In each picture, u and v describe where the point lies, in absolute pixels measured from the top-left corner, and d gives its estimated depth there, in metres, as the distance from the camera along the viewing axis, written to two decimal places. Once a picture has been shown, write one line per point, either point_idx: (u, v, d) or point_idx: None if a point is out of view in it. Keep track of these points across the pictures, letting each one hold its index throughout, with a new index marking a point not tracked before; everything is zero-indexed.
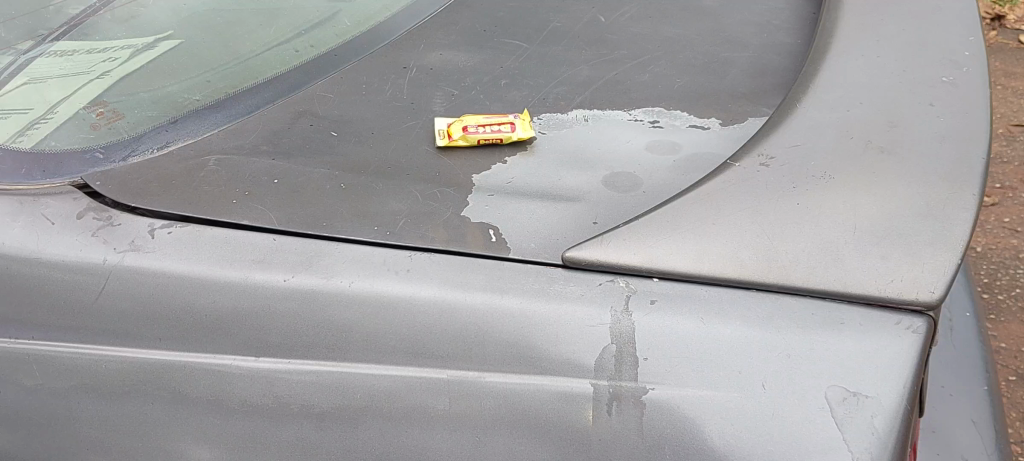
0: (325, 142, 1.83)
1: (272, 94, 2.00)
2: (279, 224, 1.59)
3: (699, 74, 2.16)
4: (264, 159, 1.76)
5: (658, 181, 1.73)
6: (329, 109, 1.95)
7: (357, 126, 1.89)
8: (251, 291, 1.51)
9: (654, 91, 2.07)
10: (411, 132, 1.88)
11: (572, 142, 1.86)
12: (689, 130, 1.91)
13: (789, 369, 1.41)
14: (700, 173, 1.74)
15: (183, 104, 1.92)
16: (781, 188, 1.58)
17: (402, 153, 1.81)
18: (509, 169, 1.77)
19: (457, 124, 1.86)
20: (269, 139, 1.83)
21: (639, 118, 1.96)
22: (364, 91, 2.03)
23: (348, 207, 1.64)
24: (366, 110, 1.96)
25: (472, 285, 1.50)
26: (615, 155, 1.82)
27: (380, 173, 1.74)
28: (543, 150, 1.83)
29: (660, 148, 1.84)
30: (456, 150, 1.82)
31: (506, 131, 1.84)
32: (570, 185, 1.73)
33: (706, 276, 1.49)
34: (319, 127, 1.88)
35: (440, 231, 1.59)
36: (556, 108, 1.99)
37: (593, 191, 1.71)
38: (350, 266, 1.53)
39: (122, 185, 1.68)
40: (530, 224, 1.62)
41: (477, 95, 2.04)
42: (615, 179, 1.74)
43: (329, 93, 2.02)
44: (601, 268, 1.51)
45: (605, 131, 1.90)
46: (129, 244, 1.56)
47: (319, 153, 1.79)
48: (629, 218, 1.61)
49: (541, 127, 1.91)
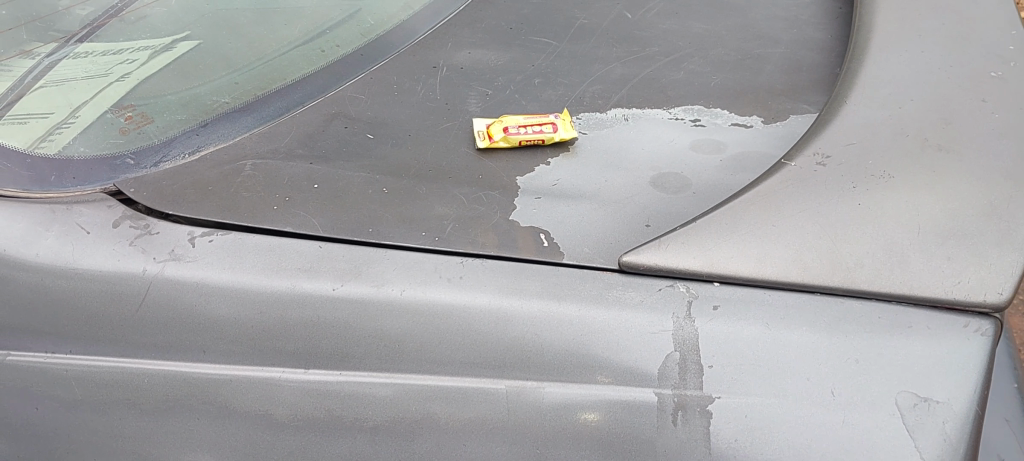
0: (362, 145, 1.78)
1: (302, 97, 1.95)
2: (323, 230, 1.54)
3: (735, 72, 2.12)
4: (301, 163, 1.71)
5: (707, 182, 1.68)
6: (363, 111, 1.90)
7: (393, 128, 1.84)
8: (300, 300, 1.47)
9: (692, 89, 2.03)
10: (449, 134, 1.83)
11: (615, 142, 1.82)
12: (733, 129, 1.87)
13: (858, 375, 1.38)
14: (749, 173, 1.70)
15: (211, 105, 1.86)
16: (839, 188, 1.54)
17: (443, 155, 1.76)
18: (553, 171, 1.73)
19: (497, 125, 1.80)
20: (305, 143, 1.78)
21: (680, 116, 1.91)
22: (397, 93, 1.98)
23: (392, 212, 1.59)
24: (400, 112, 1.90)
25: (529, 291, 1.45)
26: (661, 155, 1.78)
27: (422, 176, 1.69)
28: (586, 151, 1.78)
29: (705, 148, 1.80)
30: (497, 152, 1.77)
31: (547, 132, 1.79)
32: (618, 186, 1.68)
33: (770, 279, 1.45)
34: (354, 130, 1.83)
35: (489, 236, 1.54)
36: (594, 107, 1.94)
37: (643, 192, 1.66)
38: (401, 273, 1.48)
39: (156, 191, 1.62)
40: (581, 228, 1.57)
41: (513, 94, 1.99)
42: (663, 179, 1.70)
43: (360, 94, 1.97)
44: (662, 272, 1.46)
45: (647, 131, 1.85)
46: (169, 252, 1.51)
47: (358, 156, 1.74)
48: (683, 221, 1.57)
49: (581, 127, 1.86)
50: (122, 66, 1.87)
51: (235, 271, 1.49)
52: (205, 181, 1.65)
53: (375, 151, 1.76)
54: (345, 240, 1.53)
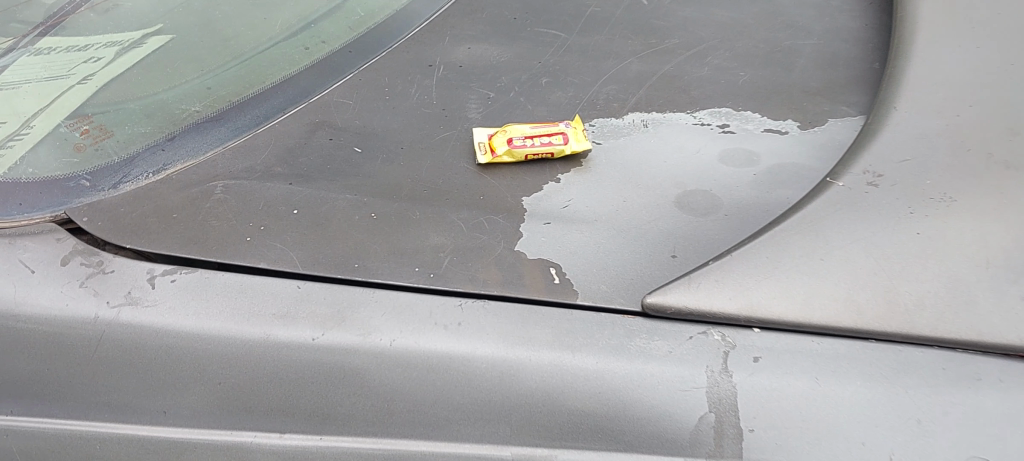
0: (348, 161, 1.58)
1: (283, 104, 1.74)
2: (302, 267, 1.35)
3: (764, 67, 1.90)
4: (279, 183, 1.51)
5: (740, 202, 1.48)
6: (350, 120, 1.69)
7: (383, 140, 1.64)
8: (274, 352, 1.27)
9: (718, 88, 1.82)
10: (447, 146, 1.62)
11: (634, 153, 1.61)
12: (765, 136, 1.66)
13: (923, 438, 1.16)
14: (789, 189, 1.50)
15: (178, 116, 1.65)
16: (895, 214, 1.34)
17: (439, 173, 1.56)
18: (563, 189, 1.52)
19: (501, 135, 1.60)
20: (284, 159, 1.58)
21: (706, 121, 1.71)
22: (388, 96, 1.77)
23: (382, 243, 1.40)
24: (392, 120, 1.70)
25: (538, 341, 1.25)
26: (685, 168, 1.57)
27: (416, 199, 1.49)
28: (600, 165, 1.58)
29: (736, 160, 1.59)
30: (500, 168, 1.57)
31: (557, 144, 1.59)
32: (639, 206, 1.48)
33: (817, 325, 1.25)
34: (339, 142, 1.63)
35: (492, 272, 1.35)
36: (609, 111, 1.73)
37: (666, 216, 1.46)
38: (391, 320, 1.28)
39: (112, 220, 1.43)
40: (597, 261, 1.38)
41: (518, 97, 1.78)
42: (689, 199, 1.49)
43: (347, 99, 1.76)
44: (694, 317, 1.27)
45: (669, 140, 1.65)
46: (125, 295, 1.32)
47: (343, 175, 1.54)
48: (716, 252, 1.37)
49: (595, 135, 1.66)
50: (87, 67, 1.69)
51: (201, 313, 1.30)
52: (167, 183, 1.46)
53: (363, 168, 1.56)
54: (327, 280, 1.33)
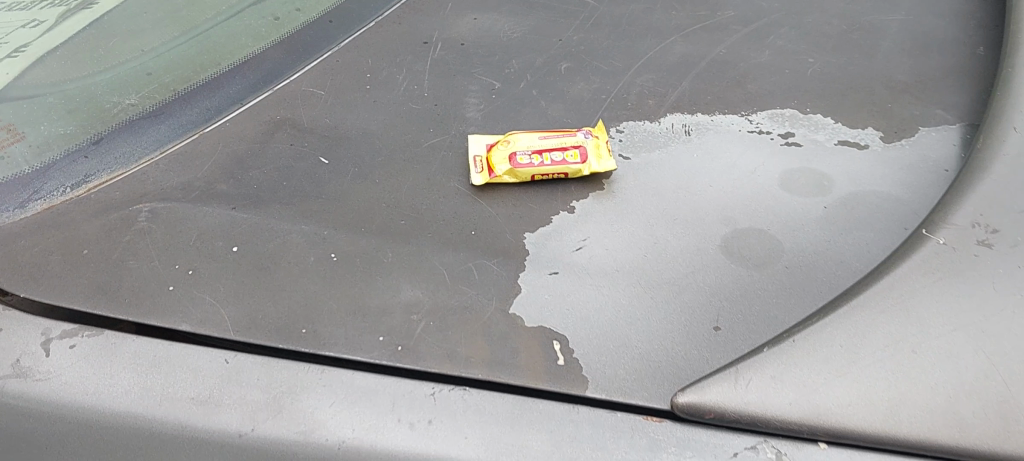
0: (311, 178, 1.27)
1: (242, 93, 1.43)
2: (233, 331, 1.06)
3: (839, 53, 1.54)
4: (220, 207, 1.21)
5: (805, 248, 1.15)
6: (320, 119, 1.38)
7: (358, 148, 1.32)
8: (179, 451, 0.95)
9: (778, 81, 1.47)
10: (436, 158, 1.31)
11: (670, 170, 1.28)
12: (837, 152, 1.31)
13: None
14: (867, 231, 1.17)
15: (108, 113, 1.34)
16: (1017, 290, 0.99)
17: (423, 195, 1.24)
18: (577, 224, 1.20)
19: (502, 147, 1.28)
20: (231, 172, 1.27)
21: (764, 127, 1.37)
22: (370, 86, 1.45)
23: (339, 297, 1.10)
24: (372, 119, 1.38)
25: (533, 451, 0.92)
26: (734, 197, 1.23)
27: (389, 234, 1.18)
28: (626, 189, 1.25)
29: (801, 186, 1.25)
30: (498, 189, 1.25)
31: (572, 162, 1.26)
32: (673, 252, 1.15)
33: (906, 440, 0.90)
34: (303, 148, 1.32)
35: (477, 347, 1.03)
36: (642, 111, 1.39)
37: (709, 266, 1.13)
38: (341, 413, 0.97)
39: (7, 257, 1.14)
40: (612, 332, 1.04)
41: (530, 89, 1.45)
42: (738, 243, 1.16)
43: (321, 89, 1.44)
44: (740, 424, 0.94)
45: (716, 155, 1.31)
46: (12, 366, 1.02)
47: (302, 198, 1.23)
48: (773, 326, 1.04)
49: (622, 145, 1.32)
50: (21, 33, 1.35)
51: (102, 392, 1.00)
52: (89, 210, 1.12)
53: (329, 188, 1.25)
54: (262, 352, 1.03)
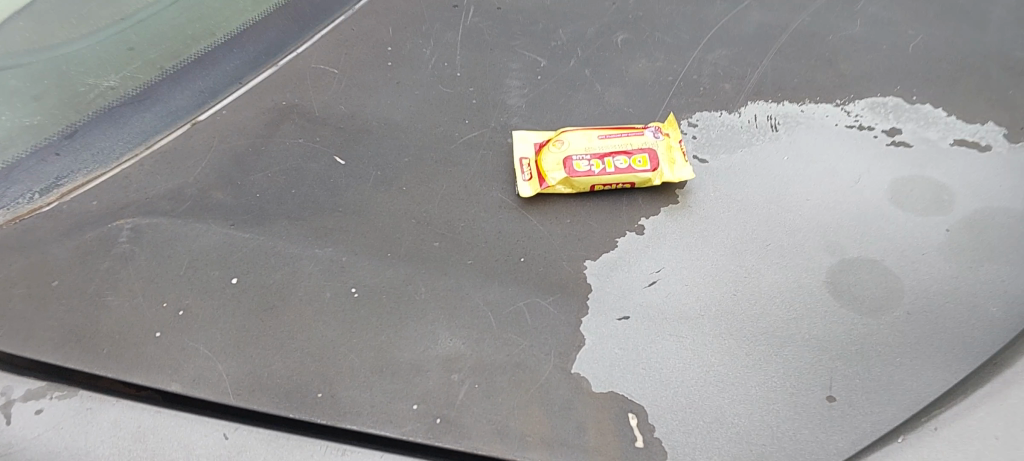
0: (326, 184, 1.06)
1: (240, 71, 1.19)
2: (233, 395, 0.85)
3: (945, 21, 1.30)
4: (216, 225, 1.00)
5: (929, 288, 0.95)
6: (334, 104, 1.16)
7: (381, 144, 1.11)
8: None
9: (877, 59, 1.23)
10: (473, 158, 1.09)
11: (755, 178, 1.06)
12: (954, 155, 1.09)
13: None
14: (1003, 266, 0.96)
15: (80, 101, 1.07)
16: None
17: (459, 210, 1.03)
18: (649, 250, 0.99)
19: (555, 150, 1.07)
20: (230, 177, 1.06)
21: (864, 120, 1.14)
22: (392, 64, 1.23)
23: (363, 349, 0.90)
24: (396, 106, 1.16)
25: None
26: (837, 217, 1.02)
27: (421, 261, 0.98)
28: (705, 203, 1.03)
29: (915, 202, 1.04)
30: (550, 203, 1.04)
31: (640, 169, 1.04)
32: (768, 291, 0.95)
33: None
34: (314, 145, 1.10)
35: (535, 421, 0.84)
36: (717, 98, 1.17)
37: (813, 313, 0.93)
38: None
39: None
40: (703, 404, 0.85)
41: (582, 67, 1.22)
42: (845, 281, 0.96)
43: (334, 65, 1.21)
44: None
45: (810, 158, 1.09)
46: None
47: (315, 211, 1.02)
48: (897, 405, 0.85)
49: (695, 144, 1.10)
50: None
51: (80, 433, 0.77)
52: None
53: (348, 198, 1.04)
54: (269, 423, 0.82)
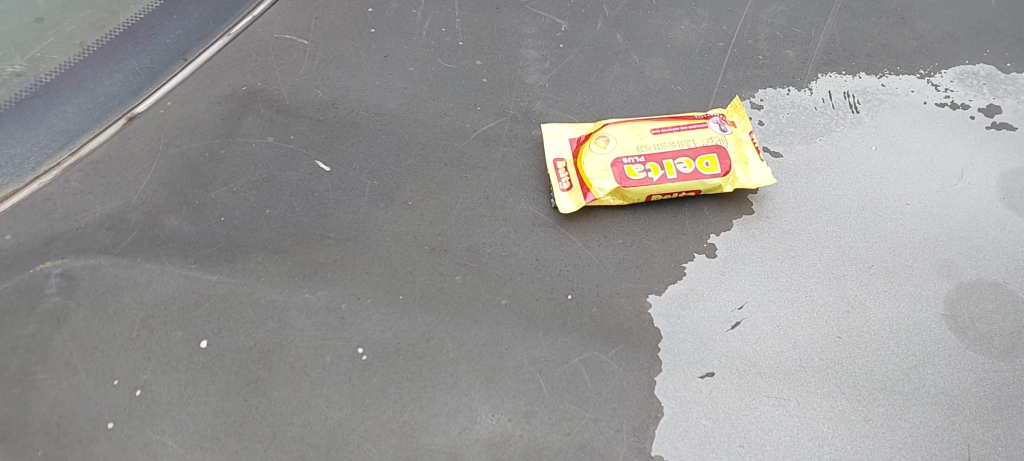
0: (309, 200, 0.94)
1: (181, 44, 1.12)
2: None
3: None
4: (191, 282, 0.88)
5: None
6: (309, 88, 1.05)
7: (374, 143, 0.99)
8: None
9: (948, 24, 1.12)
10: (492, 157, 0.97)
11: (844, 179, 0.95)
12: None
13: None
14: None
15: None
16: None
17: (491, 229, 0.91)
18: (725, 278, 0.88)
19: (599, 149, 0.94)
20: (183, 197, 0.95)
21: (955, 95, 1.03)
22: (376, 30, 1.11)
23: (396, 429, 0.79)
24: (390, 92, 1.04)
25: None
26: (944, 226, 0.92)
27: (443, 305, 0.86)
28: (785, 212, 0.93)
29: None
30: (597, 223, 0.92)
31: (709, 176, 0.92)
32: (879, 343, 0.84)
33: None
34: (309, 169, 0.97)
35: None
36: (780, 70, 1.06)
37: (935, 358, 0.82)
38: None
39: None
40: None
41: (612, 30, 1.10)
42: (968, 314, 0.85)
43: (304, 34, 1.12)
44: None
45: (904, 148, 0.98)
46: None
47: (298, 239, 0.91)
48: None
49: (764, 134, 0.99)
50: None
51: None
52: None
53: (338, 219, 0.92)
54: None
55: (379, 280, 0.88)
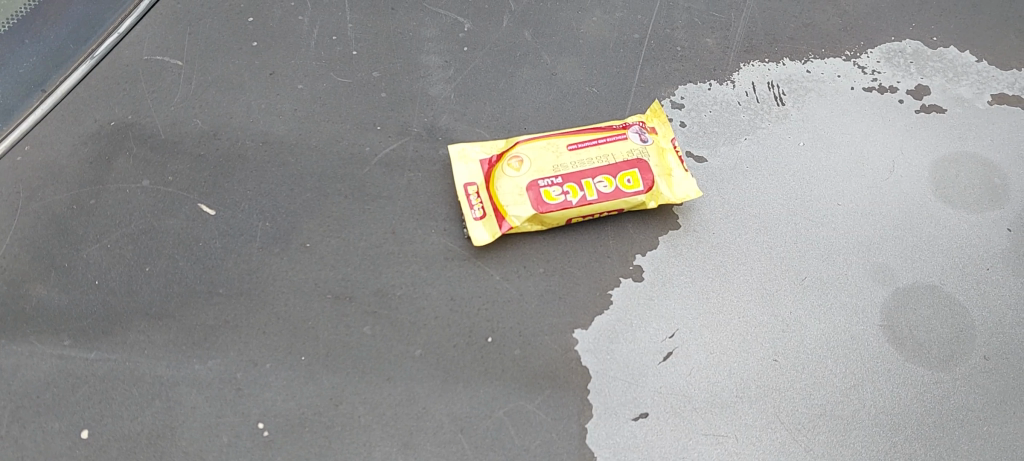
0: (194, 252, 0.75)
1: (38, 73, 0.84)
2: None
3: None
4: (45, 345, 0.70)
5: (1006, 319, 0.75)
6: (188, 117, 0.82)
7: (265, 177, 0.79)
8: None
9: None
10: (398, 183, 0.80)
11: (775, 180, 0.82)
12: (994, 119, 0.89)
13: None
14: None
15: None
16: None
17: (397, 268, 0.75)
18: (654, 304, 0.74)
19: (512, 171, 0.78)
20: (54, 258, 0.74)
21: (882, 75, 0.92)
22: (258, 43, 0.88)
23: None
24: (277, 114, 0.83)
25: None
26: (878, 225, 0.80)
27: (350, 363, 0.70)
28: (714, 223, 0.79)
29: (965, 192, 0.83)
30: (515, 252, 0.76)
31: (631, 190, 0.77)
32: (824, 369, 0.72)
33: None
34: (173, 194, 0.78)
35: None
36: (701, 62, 0.90)
37: (877, 374, 0.72)
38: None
39: None
40: None
41: (520, 26, 0.91)
42: (906, 322, 0.74)
43: (176, 53, 0.87)
44: None
45: (831, 140, 0.85)
46: None
47: (185, 301, 0.72)
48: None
49: (687, 136, 0.84)
50: None
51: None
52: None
53: (231, 271, 0.74)
54: None
55: (277, 343, 0.71)
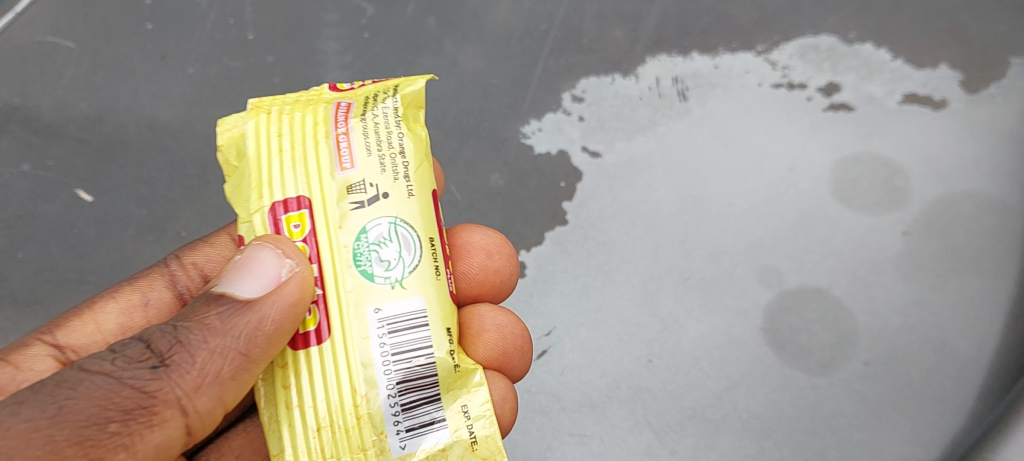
0: (67, 239, 0.77)
1: None
2: None
3: None
4: None
5: (889, 326, 0.74)
6: (74, 100, 0.82)
7: (146, 163, 0.80)
8: None
9: None
10: None
11: (670, 177, 0.82)
12: (900, 119, 0.86)
13: None
14: (978, 282, 0.76)
15: None
16: None
17: None
18: (533, 301, 0.75)
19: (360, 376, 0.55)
20: None
21: (792, 75, 0.88)
22: (152, 25, 0.86)
23: None
24: (164, 98, 0.83)
25: None
26: (769, 225, 0.79)
27: None
28: (602, 220, 0.79)
29: (866, 193, 0.82)
30: None
31: (302, 244, 0.52)
32: (691, 371, 0.72)
33: None
34: (50, 184, 0.79)
35: None
36: (606, 54, 0.88)
37: (751, 378, 0.72)
38: None
39: None
40: None
41: (424, 13, 0.89)
42: (789, 324, 0.74)
43: (68, 34, 0.85)
44: None
45: (731, 138, 0.84)
46: None
47: (54, 289, 0.75)
48: None
49: (585, 129, 0.84)
50: None
51: None
52: (178, 394, 0.47)
53: (102, 259, 0.77)
54: None
55: None
